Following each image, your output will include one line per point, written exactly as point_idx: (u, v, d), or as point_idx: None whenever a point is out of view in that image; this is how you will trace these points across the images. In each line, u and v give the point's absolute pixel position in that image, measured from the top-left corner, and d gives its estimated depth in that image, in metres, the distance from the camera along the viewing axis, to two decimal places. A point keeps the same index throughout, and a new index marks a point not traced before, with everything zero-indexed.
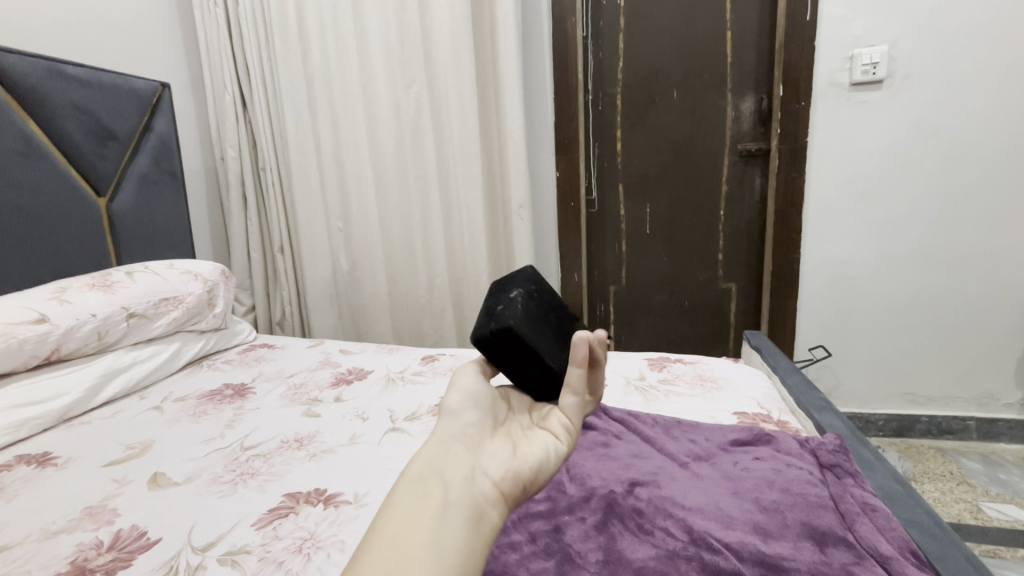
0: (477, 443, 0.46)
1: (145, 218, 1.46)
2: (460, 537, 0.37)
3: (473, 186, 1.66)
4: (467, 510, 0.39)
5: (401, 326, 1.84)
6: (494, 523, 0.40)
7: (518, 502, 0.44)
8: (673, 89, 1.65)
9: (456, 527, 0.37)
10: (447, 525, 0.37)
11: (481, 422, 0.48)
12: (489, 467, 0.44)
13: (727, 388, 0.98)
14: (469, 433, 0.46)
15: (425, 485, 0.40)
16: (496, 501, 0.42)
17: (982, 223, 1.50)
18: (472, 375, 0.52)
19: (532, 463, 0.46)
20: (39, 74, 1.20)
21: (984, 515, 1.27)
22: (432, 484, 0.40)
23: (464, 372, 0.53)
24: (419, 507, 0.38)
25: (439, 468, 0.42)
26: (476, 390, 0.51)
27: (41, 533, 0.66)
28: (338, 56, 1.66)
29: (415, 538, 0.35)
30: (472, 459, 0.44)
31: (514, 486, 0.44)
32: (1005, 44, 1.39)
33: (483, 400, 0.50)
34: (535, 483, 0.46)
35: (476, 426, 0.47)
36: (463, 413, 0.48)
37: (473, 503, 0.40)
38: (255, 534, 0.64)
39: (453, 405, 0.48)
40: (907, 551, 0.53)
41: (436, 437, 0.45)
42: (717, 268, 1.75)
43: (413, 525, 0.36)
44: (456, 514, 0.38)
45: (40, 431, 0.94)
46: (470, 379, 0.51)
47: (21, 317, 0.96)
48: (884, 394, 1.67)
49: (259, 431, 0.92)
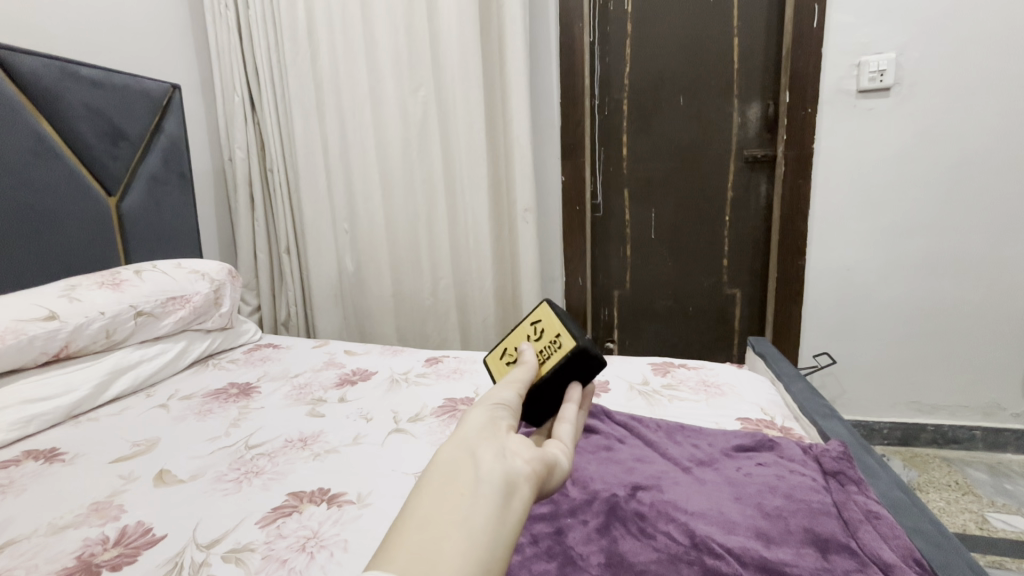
0: (503, 429, 0.44)
1: (155, 217, 1.48)
2: (491, 517, 0.36)
3: (478, 190, 1.67)
4: (497, 487, 0.37)
5: (406, 327, 1.85)
6: (524, 506, 0.39)
7: (542, 488, 0.43)
8: (679, 95, 1.65)
9: (488, 505, 0.36)
10: (479, 502, 0.36)
11: (506, 417, 0.47)
12: (517, 450, 0.43)
13: (731, 394, 0.97)
14: (496, 419, 0.45)
15: (456, 466, 0.39)
16: (527, 479, 0.41)
17: (991, 230, 1.49)
18: (503, 388, 0.51)
19: (549, 458, 0.45)
20: (53, 75, 1.22)
21: (990, 526, 1.26)
22: (461, 467, 0.39)
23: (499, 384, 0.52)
24: (451, 488, 0.37)
25: (471, 450, 0.41)
26: (497, 389, 0.50)
27: (49, 527, 0.67)
28: (346, 60, 1.68)
29: (447, 519, 0.35)
30: (501, 442, 0.42)
31: (540, 468, 0.42)
32: (1012, 50, 1.39)
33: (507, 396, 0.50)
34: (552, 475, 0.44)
35: (502, 414, 0.46)
36: (489, 402, 0.47)
37: (505, 480, 0.39)
38: (260, 532, 0.64)
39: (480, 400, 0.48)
40: (912, 560, 0.53)
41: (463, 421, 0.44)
42: (721, 273, 1.75)
43: (445, 506, 0.36)
44: (487, 492, 0.37)
45: (48, 426, 0.96)
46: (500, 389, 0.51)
47: (31, 314, 0.97)
48: (889, 402, 1.66)
49: (264, 431, 0.92)
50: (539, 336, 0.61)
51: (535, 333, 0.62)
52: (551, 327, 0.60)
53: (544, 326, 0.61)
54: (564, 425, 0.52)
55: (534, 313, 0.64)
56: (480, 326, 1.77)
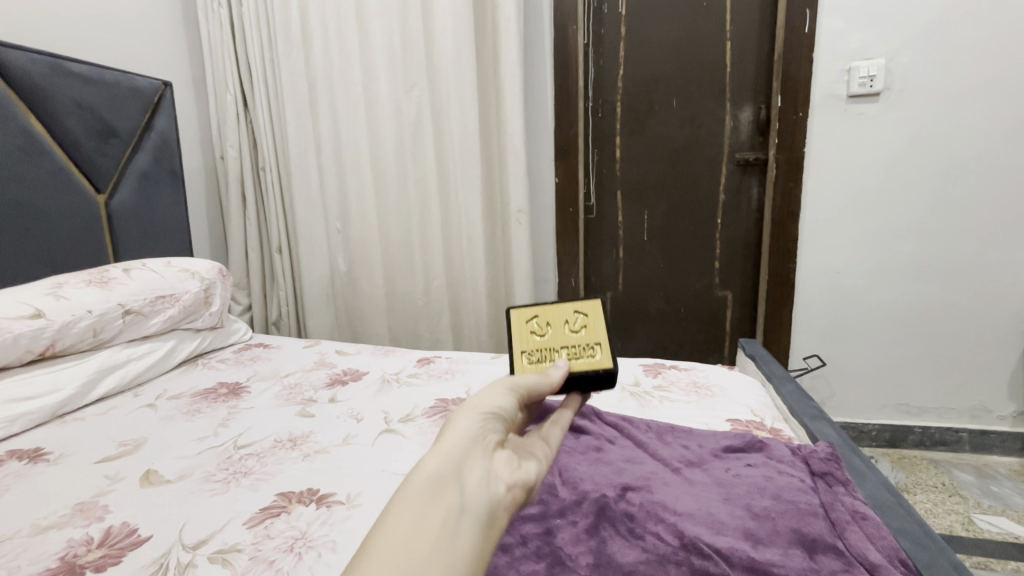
0: (491, 446, 0.44)
1: (144, 215, 1.46)
2: (469, 550, 0.36)
3: (471, 191, 1.67)
4: (479, 519, 0.38)
5: (398, 327, 1.84)
6: (499, 536, 0.39)
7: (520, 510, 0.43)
8: (672, 98, 1.66)
9: (466, 540, 0.36)
10: (459, 536, 0.36)
11: (496, 427, 0.46)
12: (501, 471, 0.43)
13: (721, 395, 0.98)
14: (486, 431, 0.45)
15: (441, 484, 0.38)
16: (507, 506, 0.41)
17: (977, 235, 1.51)
18: (501, 388, 0.50)
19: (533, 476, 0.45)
20: (42, 70, 1.20)
21: (975, 527, 1.27)
22: (445, 487, 0.38)
23: (499, 384, 0.50)
24: (432, 512, 0.37)
25: (456, 470, 0.40)
26: (493, 389, 0.49)
27: (32, 528, 0.66)
28: (340, 58, 1.67)
29: (427, 545, 0.35)
30: (486, 461, 0.42)
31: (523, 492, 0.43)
32: (998, 57, 1.41)
33: (503, 399, 0.49)
34: (532, 495, 0.45)
35: (492, 425, 0.46)
36: (482, 407, 0.46)
37: (486, 510, 0.39)
38: (248, 533, 0.64)
39: (476, 400, 0.47)
40: (897, 559, 0.54)
41: (453, 427, 0.43)
42: (713, 275, 1.76)
43: (425, 530, 0.35)
44: (467, 523, 0.37)
45: (32, 426, 0.94)
46: (499, 391, 0.49)
47: (17, 312, 0.96)
48: (877, 404, 1.67)
49: (253, 431, 0.92)
50: (578, 331, 0.61)
51: (574, 323, 0.61)
52: (595, 333, 0.60)
53: (587, 323, 0.61)
54: (554, 426, 0.55)
55: (582, 301, 0.62)
56: (472, 326, 1.77)
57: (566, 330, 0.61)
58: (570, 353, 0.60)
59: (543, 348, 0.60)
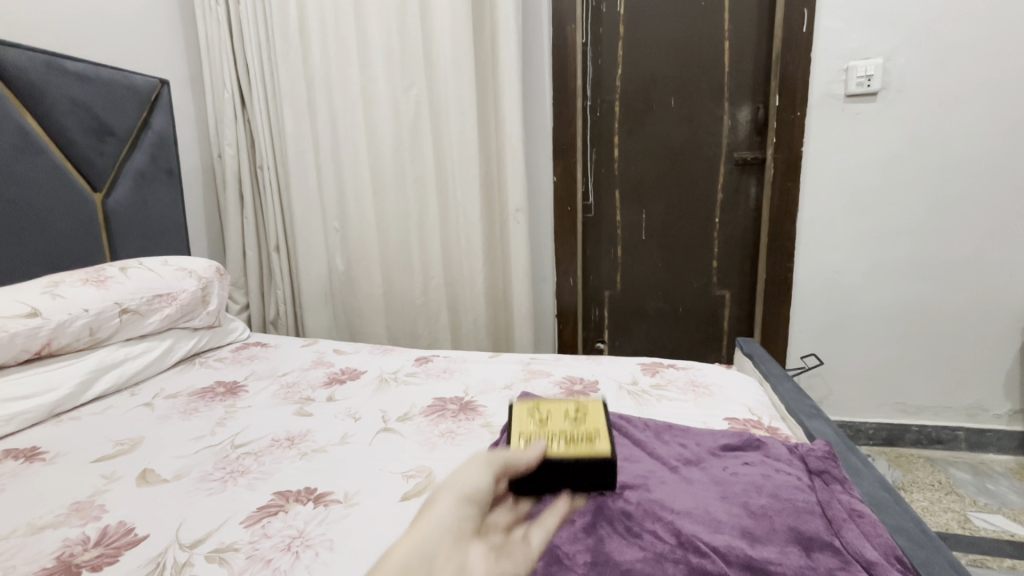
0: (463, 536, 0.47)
1: (141, 214, 1.46)
2: None
3: (469, 190, 1.66)
4: None
5: (396, 326, 1.84)
6: None
7: None
8: (670, 97, 1.66)
9: None
10: None
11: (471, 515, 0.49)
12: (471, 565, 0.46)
13: (719, 394, 0.98)
14: (459, 519, 0.48)
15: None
16: None
17: (974, 235, 1.51)
18: (482, 469, 0.53)
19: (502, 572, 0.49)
20: (39, 68, 1.20)
21: (972, 525, 1.28)
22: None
23: (481, 461, 0.54)
24: None
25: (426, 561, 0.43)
26: (474, 469, 0.53)
27: (28, 527, 0.66)
28: (338, 57, 1.67)
29: None
30: (457, 553, 0.45)
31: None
32: (995, 57, 1.41)
33: (480, 481, 0.52)
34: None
35: (467, 511, 0.49)
36: (460, 493, 0.50)
37: None
38: (244, 532, 0.64)
39: (455, 485, 0.50)
40: (893, 557, 0.54)
41: (429, 516, 0.46)
42: (711, 274, 1.76)
43: None
44: None
45: (28, 426, 0.94)
46: (480, 473, 0.53)
47: (13, 311, 0.95)
48: (875, 403, 1.68)
49: (250, 430, 0.91)
50: (576, 422, 0.65)
51: (572, 418, 0.66)
52: (594, 424, 0.65)
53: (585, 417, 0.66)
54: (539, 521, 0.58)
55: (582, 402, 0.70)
56: (470, 325, 1.77)
57: (563, 420, 0.66)
58: (565, 437, 0.62)
59: (537, 431, 0.64)
